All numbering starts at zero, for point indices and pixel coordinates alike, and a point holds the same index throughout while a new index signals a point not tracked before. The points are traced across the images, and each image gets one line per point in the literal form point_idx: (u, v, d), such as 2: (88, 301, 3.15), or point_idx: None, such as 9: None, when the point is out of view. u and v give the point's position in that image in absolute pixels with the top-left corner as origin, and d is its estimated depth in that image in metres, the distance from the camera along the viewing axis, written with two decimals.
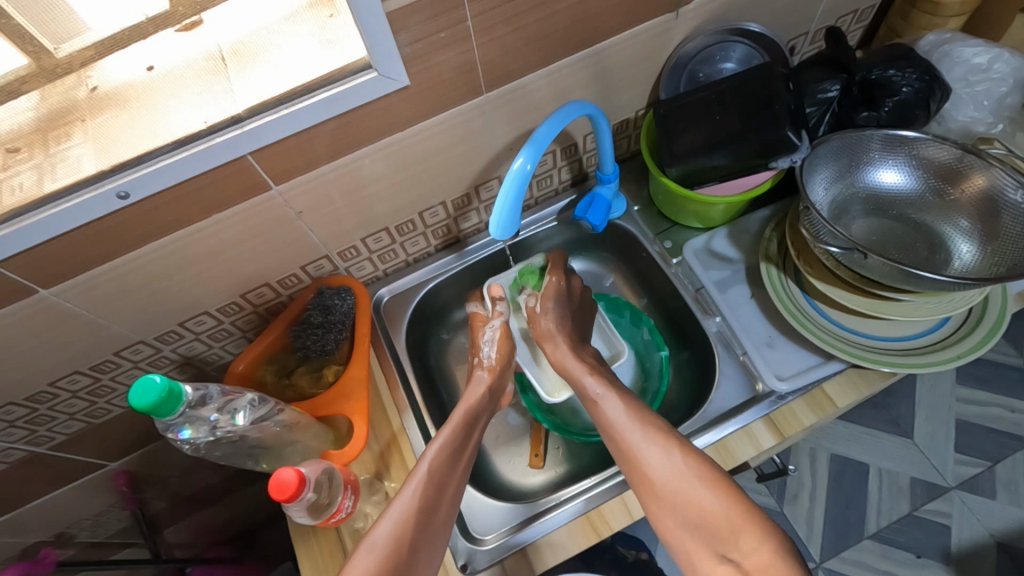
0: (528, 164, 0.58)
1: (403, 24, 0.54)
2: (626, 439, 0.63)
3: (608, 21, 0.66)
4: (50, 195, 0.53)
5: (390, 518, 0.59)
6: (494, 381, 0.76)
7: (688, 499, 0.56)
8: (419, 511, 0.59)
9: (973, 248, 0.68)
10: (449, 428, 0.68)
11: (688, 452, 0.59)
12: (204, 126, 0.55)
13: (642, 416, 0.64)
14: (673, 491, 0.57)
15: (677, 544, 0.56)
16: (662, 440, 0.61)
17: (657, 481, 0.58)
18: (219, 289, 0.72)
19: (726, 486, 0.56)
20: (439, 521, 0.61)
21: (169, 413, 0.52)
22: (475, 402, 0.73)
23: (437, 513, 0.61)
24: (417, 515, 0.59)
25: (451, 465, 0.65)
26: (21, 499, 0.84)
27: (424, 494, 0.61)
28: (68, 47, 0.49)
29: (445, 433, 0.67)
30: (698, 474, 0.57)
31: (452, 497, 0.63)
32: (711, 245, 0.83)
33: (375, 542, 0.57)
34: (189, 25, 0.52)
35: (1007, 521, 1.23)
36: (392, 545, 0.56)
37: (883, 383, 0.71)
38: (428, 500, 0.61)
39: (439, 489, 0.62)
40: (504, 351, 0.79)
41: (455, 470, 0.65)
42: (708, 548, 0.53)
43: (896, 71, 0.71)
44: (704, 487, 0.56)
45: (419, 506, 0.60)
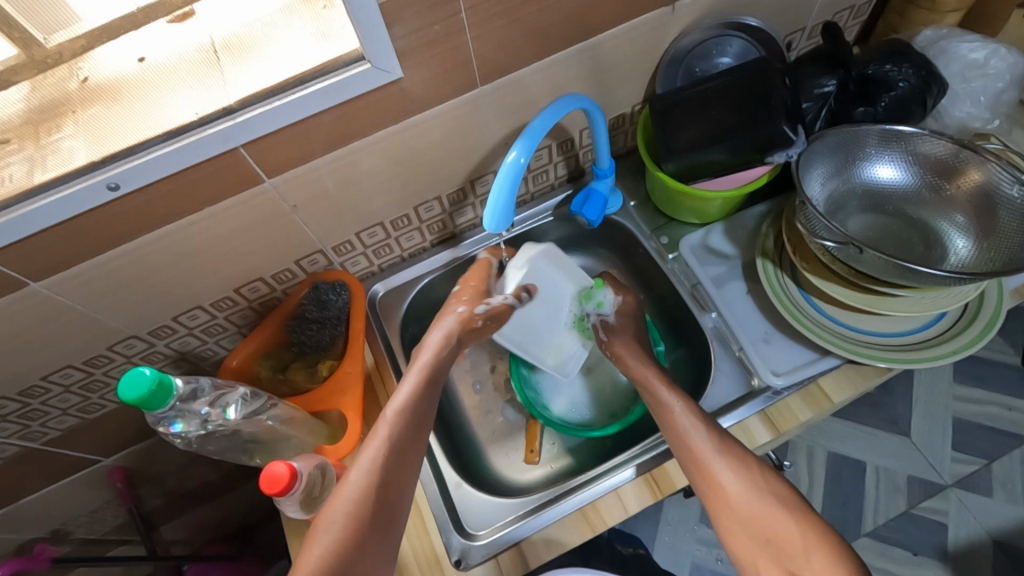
0: (521, 157, 0.58)
1: (397, 16, 0.54)
2: (697, 448, 0.61)
3: (603, 15, 0.65)
4: (40, 186, 0.52)
5: (349, 491, 0.58)
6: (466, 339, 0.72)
7: (759, 517, 0.56)
8: (377, 485, 0.58)
9: (969, 244, 0.68)
10: (411, 386, 0.67)
11: (762, 473, 0.59)
12: (196, 117, 0.54)
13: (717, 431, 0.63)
14: (748, 509, 0.57)
15: (743, 553, 0.57)
16: (739, 458, 0.60)
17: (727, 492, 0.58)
18: (214, 283, 0.71)
19: (800, 510, 0.57)
20: (399, 496, 0.59)
21: (160, 406, 0.52)
22: (438, 355, 0.70)
23: (397, 482, 0.59)
24: (375, 488, 0.58)
25: (411, 429, 0.63)
26: (14, 496, 0.84)
27: (379, 465, 0.59)
28: (59, 38, 0.49)
29: (408, 392, 0.66)
30: (774, 494, 0.58)
31: (413, 462, 0.62)
32: (708, 240, 0.83)
33: (334, 519, 0.56)
34: (181, 15, 0.53)
35: (1004, 520, 1.24)
36: (350, 522, 0.55)
37: (879, 380, 0.71)
38: (388, 469, 0.59)
39: (399, 457, 0.61)
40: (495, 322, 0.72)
41: (416, 433, 0.63)
42: (776, 564, 0.55)
43: (893, 67, 0.70)
44: (777, 507, 0.57)
45: (377, 479, 0.58)
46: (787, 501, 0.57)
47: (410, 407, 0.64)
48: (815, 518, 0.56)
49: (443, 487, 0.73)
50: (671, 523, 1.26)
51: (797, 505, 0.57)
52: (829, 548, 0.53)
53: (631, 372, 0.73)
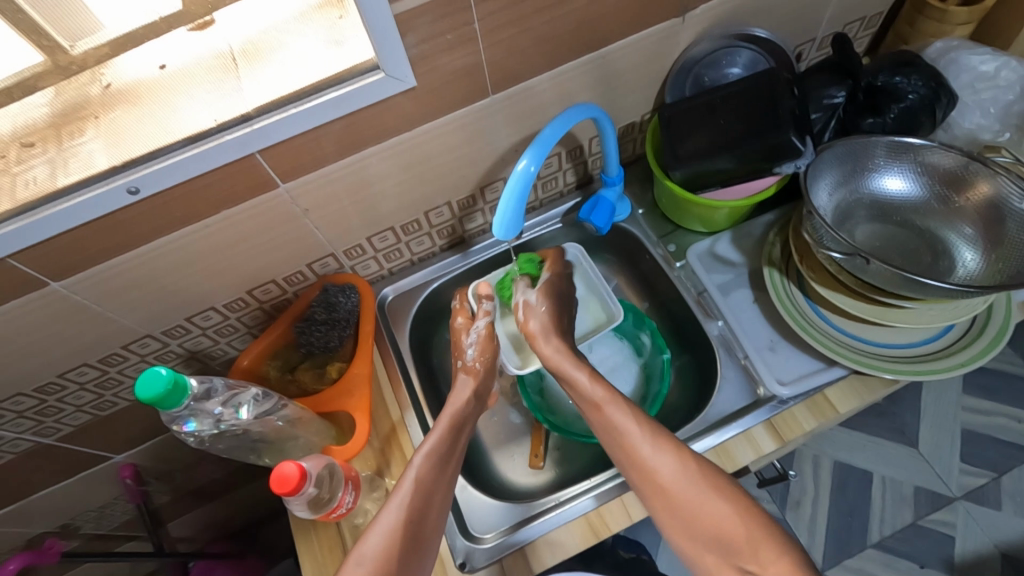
0: (532, 165, 0.59)
1: (411, 25, 0.55)
2: (634, 447, 0.61)
3: (613, 24, 0.66)
4: (63, 189, 0.54)
5: (378, 531, 0.58)
6: (477, 385, 0.75)
7: (695, 507, 0.56)
8: (406, 523, 0.59)
9: (977, 256, 0.68)
10: (437, 433, 0.67)
11: (697, 461, 0.58)
12: (214, 124, 0.56)
13: (651, 426, 0.62)
14: (685, 500, 0.56)
15: (693, 553, 0.55)
16: (672, 448, 0.60)
17: (669, 487, 0.57)
18: (226, 285, 0.73)
19: (739, 496, 0.56)
20: (427, 537, 0.60)
21: (174, 405, 0.53)
22: (459, 406, 0.72)
23: (425, 524, 0.60)
24: (405, 525, 0.59)
25: (439, 473, 0.64)
26: (27, 490, 0.85)
27: (409, 504, 0.60)
28: (83, 45, 0.51)
29: (433, 438, 0.66)
30: (710, 484, 0.57)
31: (435, 513, 0.62)
32: (715, 248, 0.83)
33: (364, 555, 0.56)
34: (202, 24, 0.53)
35: (1012, 533, 1.23)
36: (380, 558, 0.55)
37: (885, 391, 0.71)
38: (416, 510, 0.60)
39: (427, 499, 0.62)
40: (486, 354, 0.77)
41: (443, 474, 0.65)
42: (726, 561, 0.53)
43: (902, 78, 0.71)
44: (720, 500, 0.55)
45: (405, 517, 0.59)
46: (725, 490, 0.56)
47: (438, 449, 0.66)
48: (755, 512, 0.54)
49: None
50: None
51: (731, 488, 0.56)
52: (776, 542, 0.52)
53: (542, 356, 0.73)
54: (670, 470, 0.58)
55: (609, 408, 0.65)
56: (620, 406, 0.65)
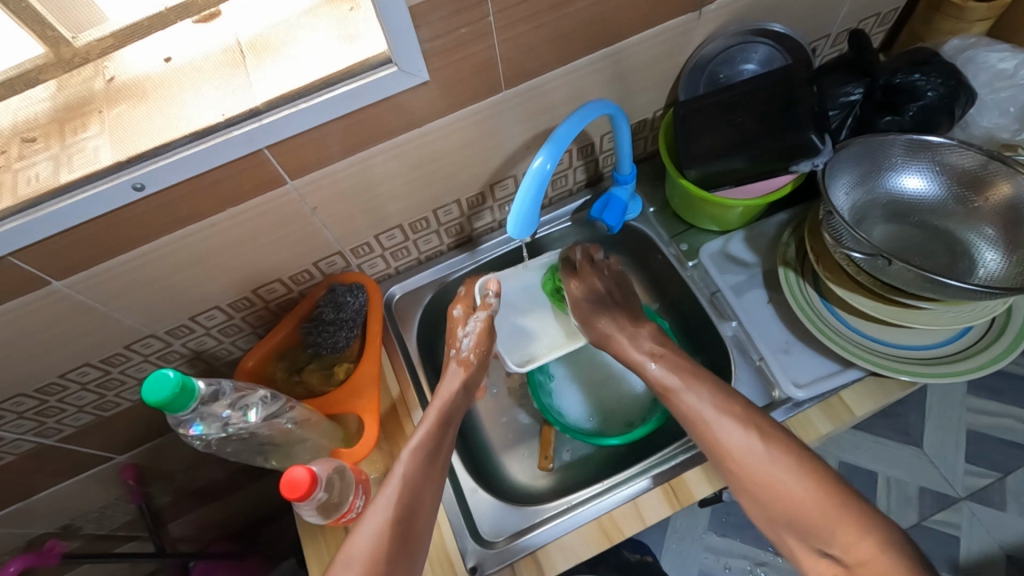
0: (547, 163, 0.58)
1: (425, 19, 0.53)
2: (706, 431, 0.62)
3: (630, 19, 0.65)
4: (66, 186, 0.52)
5: (366, 532, 0.57)
6: (469, 376, 0.73)
7: (776, 488, 0.57)
8: (395, 522, 0.58)
9: (998, 257, 0.67)
10: (424, 428, 0.66)
11: (767, 436, 0.60)
12: (222, 119, 0.54)
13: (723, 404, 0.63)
14: (763, 479, 0.58)
15: (773, 530, 0.58)
16: (743, 426, 0.60)
17: (741, 464, 0.59)
18: (232, 283, 0.71)
19: (808, 467, 0.57)
20: (416, 540, 0.59)
21: (182, 409, 0.52)
22: (449, 397, 0.70)
23: (417, 520, 0.59)
24: (394, 525, 0.58)
25: (427, 469, 0.63)
26: (27, 492, 0.84)
27: (398, 503, 0.59)
28: (86, 37, 0.50)
29: (421, 433, 0.65)
30: (784, 465, 0.57)
31: (426, 511, 0.61)
32: (728, 248, 0.82)
33: (351, 558, 0.55)
34: (208, 16, 0.54)
35: (1018, 534, 1.22)
36: (367, 561, 0.55)
37: (902, 393, 0.70)
38: (404, 509, 0.59)
39: (416, 496, 0.60)
40: (482, 346, 0.75)
41: (434, 467, 0.63)
42: (804, 541, 0.55)
43: (921, 76, 0.70)
44: (797, 481, 0.56)
45: (392, 516, 0.58)
46: (803, 471, 0.57)
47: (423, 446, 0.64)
48: (836, 490, 0.55)
49: (459, 492, 0.72)
50: (679, 530, 1.25)
51: (809, 466, 0.57)
52: (858, 524, 0.53)
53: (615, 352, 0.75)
54: (744, 446, 0.59)
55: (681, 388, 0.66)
56: (691, 393, 0.65)
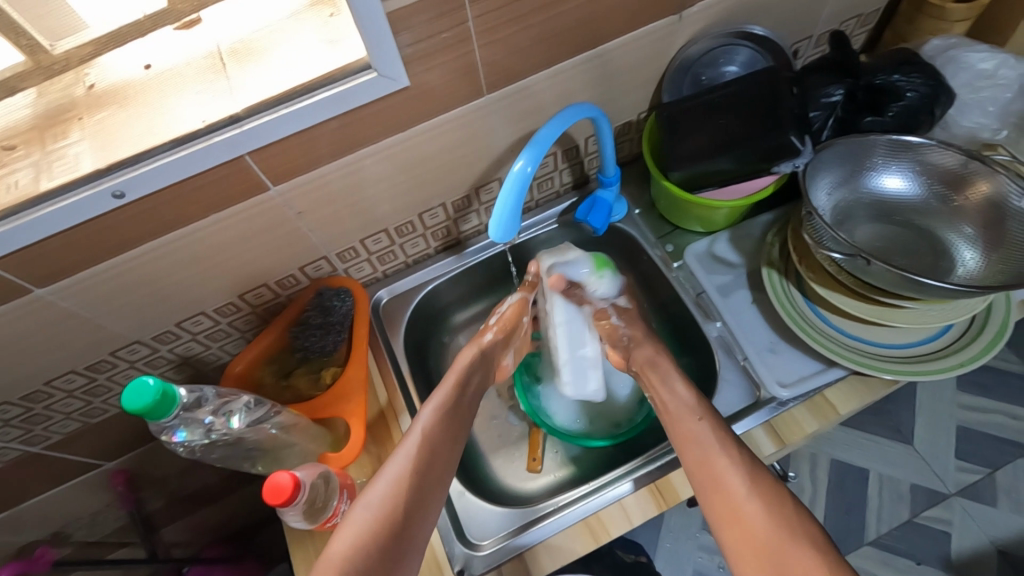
0: (528, 166, 0.58)
1: (405, 24, 0.54)
2: (722, 480, 0.60)
3: (611, 22, 0.65)
4: (46, 193, 0.52)
5: (382, 482, 0.61)
6: (490, 348, 0.77)
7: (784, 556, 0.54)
8: (412, 471, 0.62)
9: (977, 256, 0.67)
10: (443, 391, 0.70)
11: (790, 512, 0.57)
12: (202, 126, 0.54)
13: (753, 468, 0.60)
14: (773, 546, 0.55)
15: None
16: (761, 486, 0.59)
17: (758, 530, 0.56)
18: (218, 289, 0.71)
19: (830, 553, 0.53)
20: (431, 490, 0.62)
21: (164, 415, 0.52)
22: (466, 364, 0.74)
23: (433, 471, 0.63)
24: (411, 475, 0.61)
25: (446, 428, 0.67)
26: (14, 499, 0.84)
27: (414, 457, 0.63)
28: (66, 44, 0.51)
29: (439, 395, 0.69)
30: (796, 532, 0.55)
31: (444, 464, 0.64)
32: (713, 249, 0.82)
33: (371, 501, 0.59)
34: (188, 23, 0.55)
35: (1008, 530, 1.23)
36: (385, 506, 0.59)
37: (885, 392, 0.70)
38: (421, 460, 0.63)
39: (433, 452, 0.64)
40: (513, 317, 0.81)
41: (453, 428, 0.67)
42: None
43: (901, 76, 0.71)
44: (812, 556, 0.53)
45: (410, 466, 0.62)
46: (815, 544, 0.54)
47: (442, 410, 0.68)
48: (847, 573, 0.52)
49: (446, 495, 0.72)
50: (673, 530, 1.26)
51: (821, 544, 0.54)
52: None
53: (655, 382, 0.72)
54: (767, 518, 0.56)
55: (704, 423, 0.64)
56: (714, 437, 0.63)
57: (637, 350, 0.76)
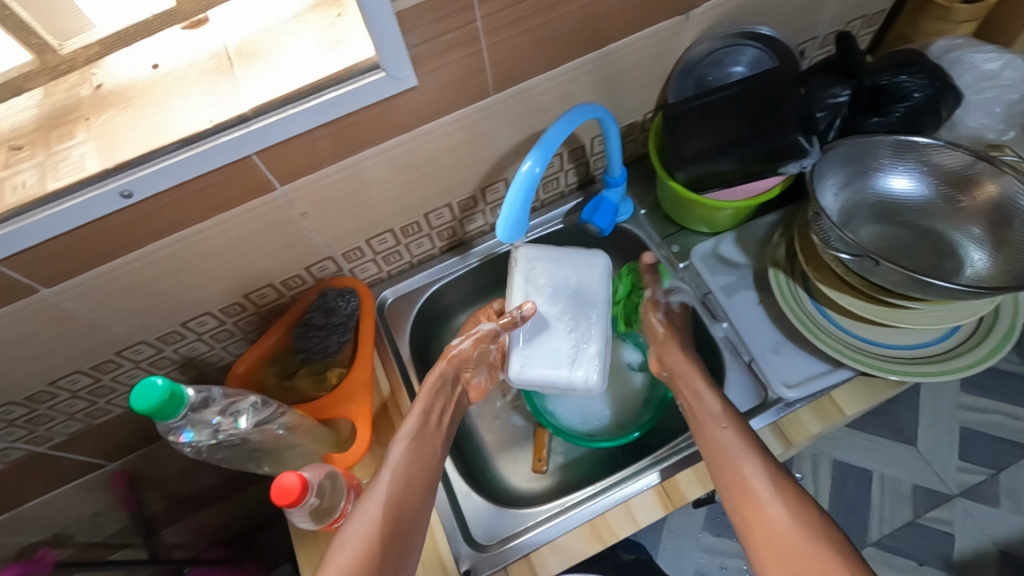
0: (536, 167, 0.58)
1: (412, 24, 0.54)
2: (749, 493, 0.59)
3: (616, 22, 0.65)
4: (54, 194, 0.52)
5: (360, 517, 0.60)
6: (449, 369, 0.76)
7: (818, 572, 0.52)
8: (387, 509, 0.60)
9: (984, 257, 0.67)
10: (414, 418, 0.70)
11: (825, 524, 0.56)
12: (209, 126, 0.54)
13: (780, 477, 0.60)
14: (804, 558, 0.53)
15: None
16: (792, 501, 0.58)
17: (788, 542, 0.55)
18: (223, 289, 0.71)
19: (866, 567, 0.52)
20: (409, 521, 0.61)
21: (172, 416, 0.52)
22: (429, 390, 0.73)
23: (408, 503, 0.62)
24: (386, 510, 0.60)
25: (417, 459, 0.66)
26: (17, 500, 0.84)
27: (388, 492, 0.62)
28: (73, 44, 0.50)
29: (410, 423, 0.69)
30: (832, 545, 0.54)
31: (419, 496, 0.63)
32: (719, 249, 0.82)
33: (346, 539, 0.58)
34: (196, 22, 0.54)
35: (1010, 530, 1.23)
36: (363, 544, 0.57)
37: (891, 392, 0.70)
38: (395, 493, 0.62)
39: (408, 482, 0.64)
40: (478, 347, 0.76)
41: (426, 458, 0.67)
42: None
43: (906, 77, 0.70)
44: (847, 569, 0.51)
45: (386, 502, 0.61)
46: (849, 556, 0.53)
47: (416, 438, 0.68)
48: None
49: (451, 496, 0.72)
50: (675, 530, 1.26)
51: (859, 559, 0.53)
52: None
53: (678, 382, 0.72)
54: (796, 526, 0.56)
55: (728, 432, 0.64)
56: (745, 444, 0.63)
57: (669, 358, 0.75)
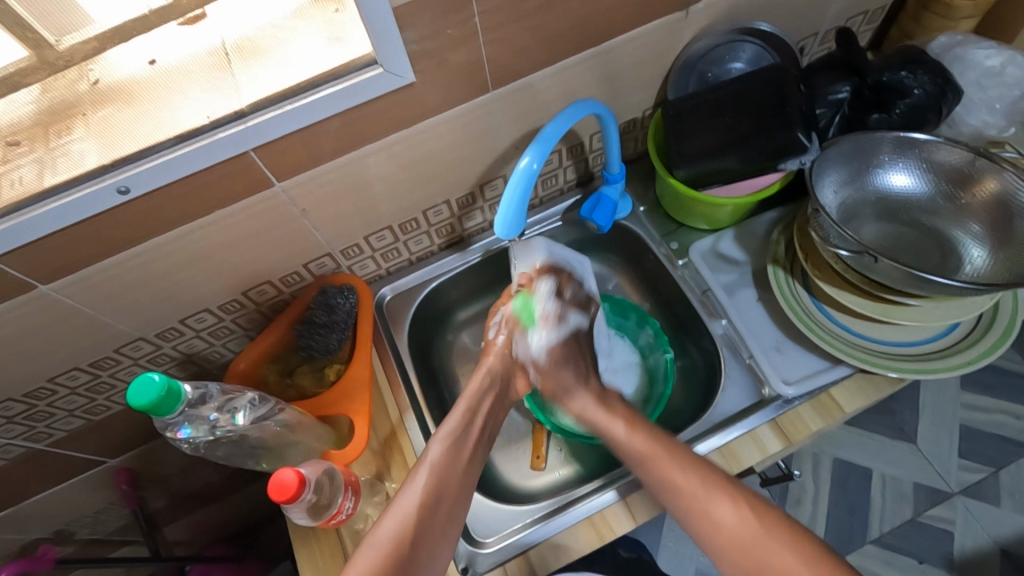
0: (534, 163, 0.58)
1: (411, 20, 0.53)
2: (690, 501, 0.61)
3: (615, 19, 0.65)
4: (51, 189, 0.52)
5: (392, 516, 0.62)
6: (495, 364, 0.77)
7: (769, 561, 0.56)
8: (418, 507, 0.62)
9: (984, 254, 0.67)
10: (454, 418, 0.71)
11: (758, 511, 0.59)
12: (207, 121, 0.54)
13: (708, 478, 0.62)
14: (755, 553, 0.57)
15: None
16: (728, 497, 0.61)
17: (739, 539, 0.58)
18: (222, 285, 0.71)
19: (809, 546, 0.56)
20: (441, 522, 0.62)
21: (169, 412, 0.52)
22: (476, 388, 0.74)
23: (440, 507, 0.63)
24: (417, 510, 0.62)
25: (454, 458, 0.67)
26: (18, 497, 0.84)
27: (421, 492, 0.63)
28: (70, 40, 0.49)
29: (449, 423, 0.69)
30: (775, 534, 0.58)
31: (454, 497, 0.65)
32: (718, 247, 0.82)
33: (378, 539, 0.60)
34: (193, 18, 0.53)
35: (1011, 529, 1.23)
36: (392, 543, 0.59)
37: (891, 389, 0.70)
38: (429, 493, 0.63)
39: (441, 483, 0.64)
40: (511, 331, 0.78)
41: (464, 455, 0.68)
42: None
43: (908, 73, 0.70)
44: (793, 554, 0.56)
45: (419, 500, 0.62)
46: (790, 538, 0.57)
47: (454, 437, 0.69)
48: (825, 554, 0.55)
49: None
50: (675, 529, 1.25)
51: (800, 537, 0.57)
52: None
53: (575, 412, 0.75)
54: (735, 522, 0.59)
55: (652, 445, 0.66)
56: (668, 459, 0.64)
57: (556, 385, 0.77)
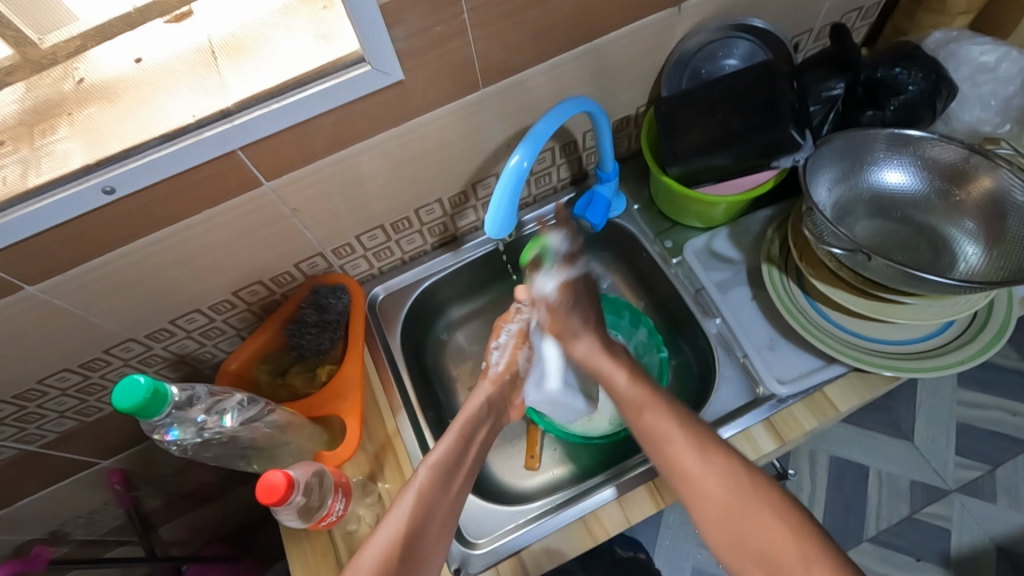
0: (524, 161, 0.57)
1: (400, 17, 0.53)
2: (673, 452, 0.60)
3: (606, 15, 0.64)
4: (35, 189, 0.52)
5: (376, 542, 0.57)
6: (495, 393, 0.75)
7: (749, 525, 0.54)
8: (404, 537, 0.58)
9: (978, 251, 0.67)
10: (445, 445, 0.66)
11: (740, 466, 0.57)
12: (193, 120, 0.54)
13: (697, 432, 0.60)
14: (730, 511, 0.55)
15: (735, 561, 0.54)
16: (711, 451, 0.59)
17: (714, 496, 0.56)
18: (213, 285, 0.70)
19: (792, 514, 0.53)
20: (426, 550, 0.59)
21: (155, 413, 0.51)
22: (472, 415, 0.71)
23: (426, 539, 0.59)
24: (403, 539, 0.58)
25: (443, 485, 0.63)
26: (10, 498, 0.83)
27: (409, 519, 0.59)
28: (53, 38, 0.48)
29: (439, 452, 0.65)
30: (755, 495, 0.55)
31: (440, 527, 0.61)
32: (712, 245, 0.81)
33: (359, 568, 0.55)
34: (179, 16, 0.51)
35: (1007, 526, 1.23)
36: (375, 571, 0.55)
37: (884, 388, 0.70)
38: (416, 522, 0.59)
39: (429, 511, 0.60)
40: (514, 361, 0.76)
41: (453, 479, 0.64)
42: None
43: (902, 69, 0.69)
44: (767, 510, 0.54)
45: (405, 530, 0.58)
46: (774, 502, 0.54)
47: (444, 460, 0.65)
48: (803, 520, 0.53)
49: None
50: (672, 526, 1.25)
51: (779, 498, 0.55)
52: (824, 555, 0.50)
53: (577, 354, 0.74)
54: (712, 472, 0.57)
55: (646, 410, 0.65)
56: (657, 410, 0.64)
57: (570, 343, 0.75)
